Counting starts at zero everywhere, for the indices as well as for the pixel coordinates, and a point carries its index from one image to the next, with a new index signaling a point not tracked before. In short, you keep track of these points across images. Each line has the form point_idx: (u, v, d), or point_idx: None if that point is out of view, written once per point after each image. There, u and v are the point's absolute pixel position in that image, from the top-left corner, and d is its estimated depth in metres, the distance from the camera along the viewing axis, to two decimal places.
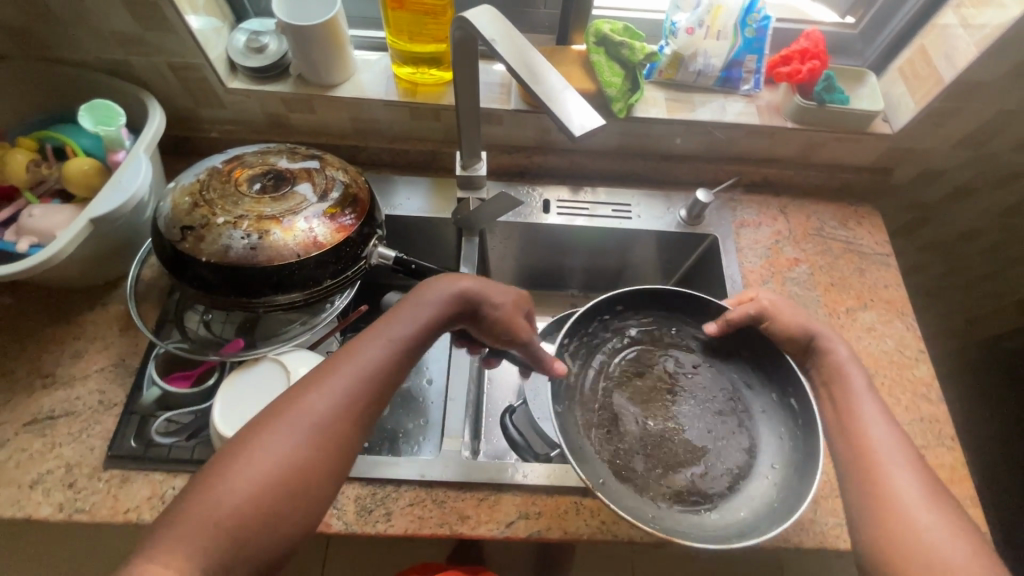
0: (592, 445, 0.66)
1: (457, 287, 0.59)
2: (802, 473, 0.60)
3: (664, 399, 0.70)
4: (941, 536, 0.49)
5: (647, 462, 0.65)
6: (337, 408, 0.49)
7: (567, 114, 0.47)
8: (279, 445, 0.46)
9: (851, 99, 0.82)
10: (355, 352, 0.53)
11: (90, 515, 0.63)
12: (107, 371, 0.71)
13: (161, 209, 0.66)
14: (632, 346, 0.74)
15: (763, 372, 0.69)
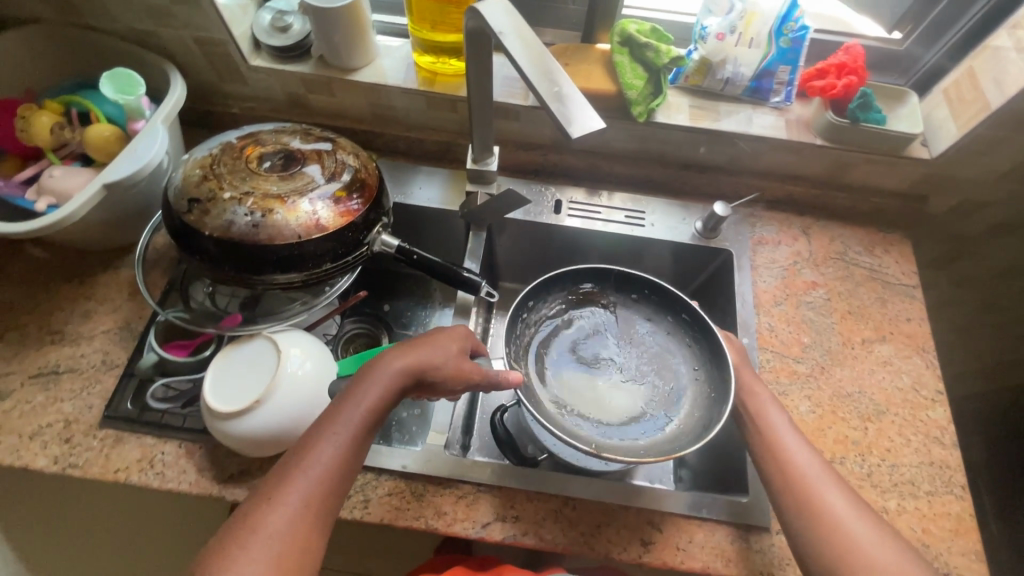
0: (569, 419, 0.68)
1: (417, 354, 0.58)
2: (719, 379, 0.67)
3: (591, 357, 0.74)
4: (875, 544, 0.54)
5: (611, 410, 0.69)
6: (317, 490, 0.50)
7: (569, 115, 0.46)
8: (268, 538, 0.47)
9: (888, 119, 0.77)
10: (328, 427, 0.52)
11: (82, 470, 0.65)
12: (112, 333, 0.74)
13: (173, 180, 0.68)
14: (550, 319, 0.76)
15: (658, 304, 0.75)
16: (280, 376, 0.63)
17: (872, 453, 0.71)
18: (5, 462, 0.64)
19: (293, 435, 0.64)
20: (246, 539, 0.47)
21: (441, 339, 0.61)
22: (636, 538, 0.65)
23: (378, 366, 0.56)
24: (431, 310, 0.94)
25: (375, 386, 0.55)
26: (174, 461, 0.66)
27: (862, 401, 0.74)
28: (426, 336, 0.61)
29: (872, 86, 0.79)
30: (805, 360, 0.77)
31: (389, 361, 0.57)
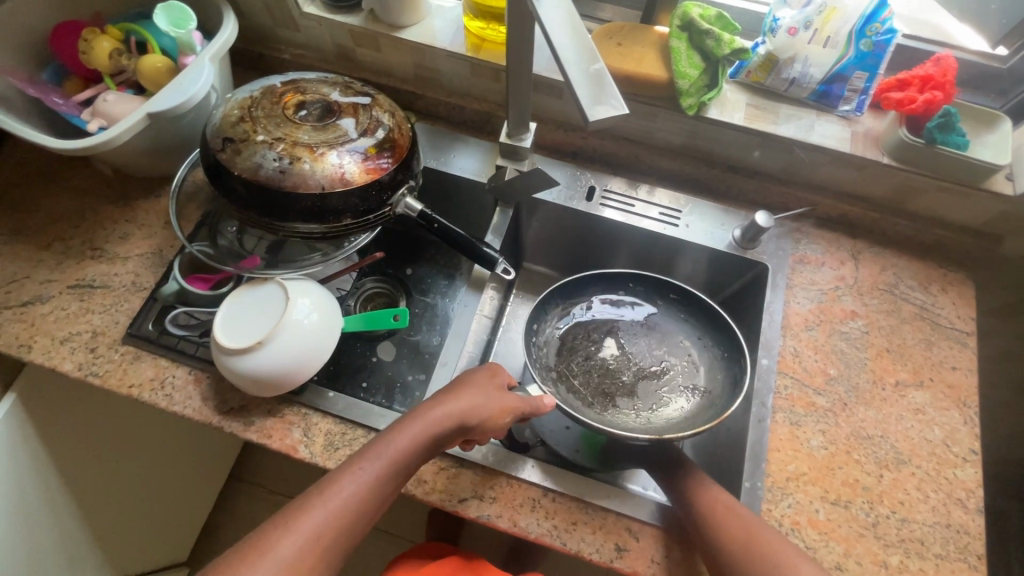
0: (616, 420, 0.70)
1: (457, 403, 0.60)
2: (727, 338, 0.73)
3: (605, 357, 0.77)
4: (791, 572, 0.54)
5: (645, 399, 0.73)
6: (337, 518, 0.51)
7: (600, 96, 0.45)
8: (283, 554, 0.48)
9: (971, 145, 0.69)
10: (359, 460, 0.55)
11: (101, 381, 0.69)
12: (145, 257, 0.78)
13: (213, 117, 0.69)
14: (558, 325, 0.78)
15: (646, 288, 0.79)
16: (286, 322, 0.65)
17: (883, 503, 0.66)
18: (36, 360, 0.70)
19: (292, 383, 0.66)
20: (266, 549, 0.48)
21: (480, 388, 0.63)
22: (611, 542, 0.64)
23: (415, 414, 0.59)
24: (454, 280, 0.93)
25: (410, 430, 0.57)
26: (182, 386, 0.70)
27: (882, 447, 0.69)
28: (461, 382, 0.63)
29: (960, 105, 0.70)
30: (827, 393, 0.71)
31: (426, 410, 0.59)
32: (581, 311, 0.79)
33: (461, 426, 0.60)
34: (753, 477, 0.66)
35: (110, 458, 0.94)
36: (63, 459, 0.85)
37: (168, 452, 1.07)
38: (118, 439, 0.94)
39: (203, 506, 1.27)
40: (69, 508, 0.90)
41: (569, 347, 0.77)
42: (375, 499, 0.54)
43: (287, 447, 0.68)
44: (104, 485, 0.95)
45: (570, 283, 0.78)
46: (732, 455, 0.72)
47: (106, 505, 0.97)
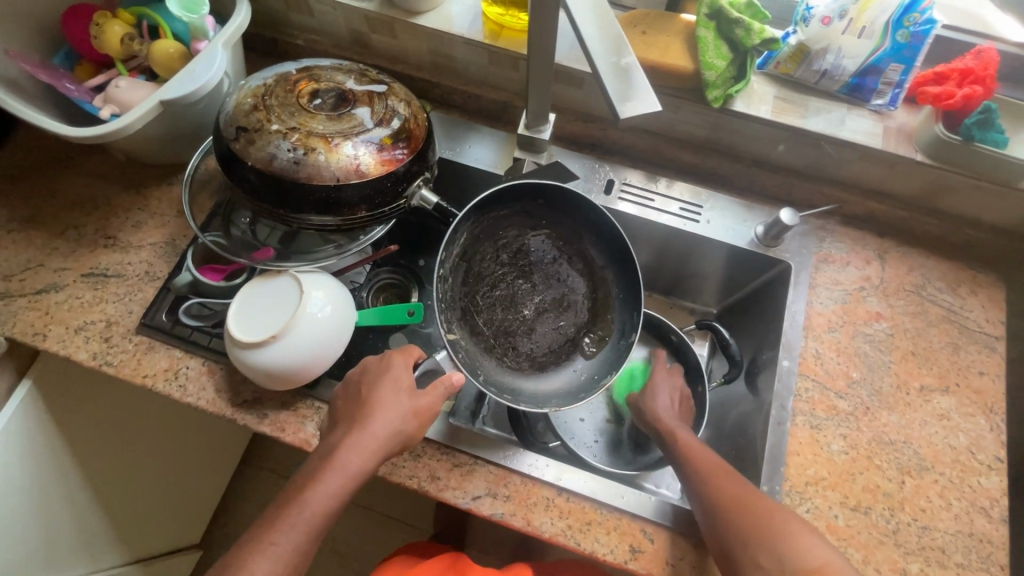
0: (510, 372, 0.70)
1: (375, 432, 0.58)
2: (631, 282, 0.71)
3: (508, 284, 0.74)
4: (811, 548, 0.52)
5: (541, 337, 0.73)
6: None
7: (628, 91, 0.44)
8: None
9: (1011, 142, 0.66)
10: (279, 522, 0.54)
11: (115, 370, 0.69)
12: (158, 247, 0.77)
13: (226, 105, 0.68)
14: (463, 243, 0.71)
15: (560, 206, 0.73)
16: (298, 317, 0.64)
17: (904, 510, 0.64)
18: (51, 349, 0.70)
19: (302, 376, 0.65)
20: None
21: (394, 410, 0.59)
22: (625, 543, 0.63)
23: (329, 466, 0.56)
24: None
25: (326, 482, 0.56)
26: (196, 377, 0.70)
27: (905, 453, 0.67)
28: (372, 401, 0.60)
29: (1001, 100, 0.67)
30: (850, 397, 0.70)
31: (342, 455, 0.57)
32: (493, 227, 0.73)
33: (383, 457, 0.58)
34: (772, 480, 0.65)
35: (124, 446, 0.95)
36: (78, 445, 0.86)
37: (182, 439, 1.08)
38: (132, 426, 0.95)
39: (216, 489, 1.28)
40: (85, 492, 0.91)
41: (475, 271, 0.73)
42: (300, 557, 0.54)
43: (300, 441, 0.67)
44: (119, 472, 0.96)
45: (484, 200, 0.69)
46: (749, 456, 0.71)
47: (120, 491, 0.98)
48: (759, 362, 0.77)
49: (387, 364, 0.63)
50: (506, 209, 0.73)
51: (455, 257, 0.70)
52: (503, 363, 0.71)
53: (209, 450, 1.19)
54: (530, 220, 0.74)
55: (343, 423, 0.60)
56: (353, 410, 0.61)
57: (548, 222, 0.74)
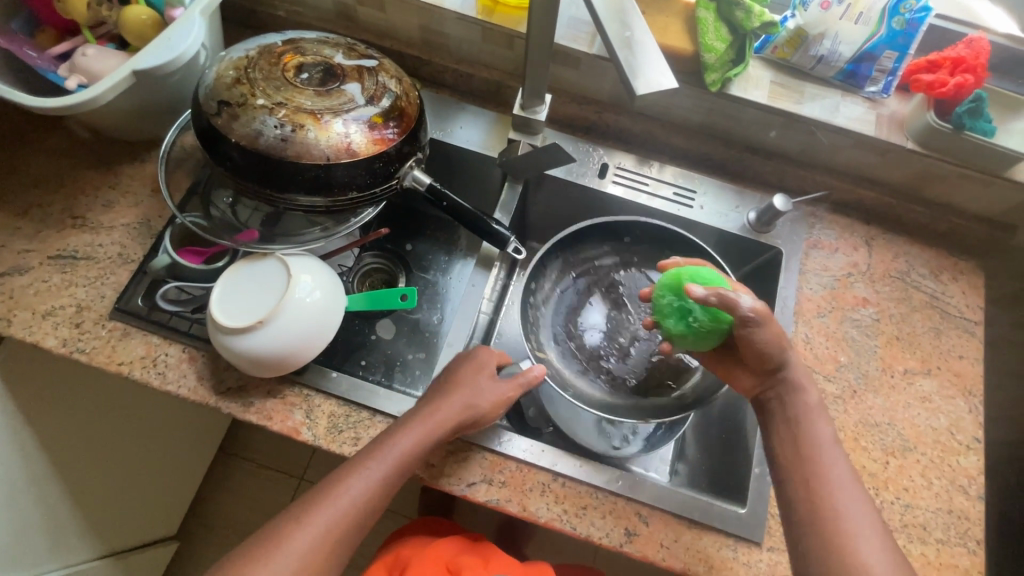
0: (602, 388, 0.79)
1: (453, 404, 0.59)
2: None
3: (605, 315, 0.83)
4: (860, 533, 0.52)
5: (637, 361, 0.80)
6: (327, 532, 0.52)
7: (637, 67, 0.45)
8: (292, 552, 0.51)
9: (997, 131, 0.68)
10: (356, 468, 0.55)
11: (88, 358, 0.66)
12: (132, 228, 0.73)
13: (206, 78, 0.64)
14: (555, 282, 0.83)
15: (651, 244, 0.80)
16: (287, 301, 0.61)
17: (888, 489, 0.66)
18: (16, 335, 0.65)
19: (293, 362, 0.63)
20: (269, 553, 0.51)
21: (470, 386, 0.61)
22: (620, 526, 0.63)
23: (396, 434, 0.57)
24: (453, 257, 0.91)
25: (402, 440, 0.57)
26: (176, 364, 0.67)
27: (889, 434, 0.69)
28: (455, 378, 0.62)
29: (988, 90, 0.68)
30: (837, 380, 0.71)
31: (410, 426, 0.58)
32: (587, 265, 0.84)
33: (456, 429, 0.59)
34: (763, 463, 0.67)
35: (96, 437, 0.90)
36: (46, 436, 0.81)
37: (159, 429, 1.04)
38: (105, 417, 0.90)
39: (192, 480, 1.24)
40: (55, 486, 0.87)
41: (564, 299, 0.84)
42: (368, 509, 0.55)
43: (289, 430, 0.65)
44: (92, 463, 0.92)
45: (567, 240, 0.80)
46: (739, 440, 0.74)
47: (93, 483, 0.94)
48: None
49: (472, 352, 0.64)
50: (599, 249, 0.83)
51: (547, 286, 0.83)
52: (596, 381, 0.79)
53: (187, 440, 1.15)
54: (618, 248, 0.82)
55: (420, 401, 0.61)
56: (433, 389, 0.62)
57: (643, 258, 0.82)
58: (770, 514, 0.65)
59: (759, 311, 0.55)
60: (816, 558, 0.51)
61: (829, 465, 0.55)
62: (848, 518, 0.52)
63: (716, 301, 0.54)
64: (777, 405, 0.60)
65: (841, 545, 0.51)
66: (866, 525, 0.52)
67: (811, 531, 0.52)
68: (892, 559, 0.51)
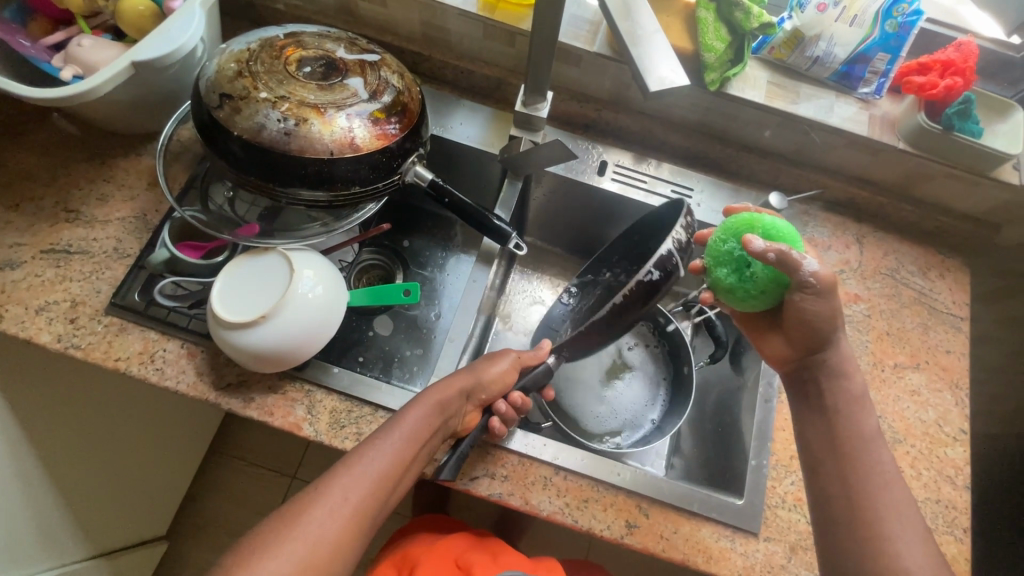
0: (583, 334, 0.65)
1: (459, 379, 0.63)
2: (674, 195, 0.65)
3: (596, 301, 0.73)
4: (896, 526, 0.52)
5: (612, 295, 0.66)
6: (344, 503, 0.51)
7: (648, 64, 0.49)
8: (313, 521, 0.49)
9: (984, 133, 0.70)
10: (372, 440, 0.56)
11: (84, 354, 0.65)
12: (128, 222, 0.72)
13: (206, 70, 0.63)
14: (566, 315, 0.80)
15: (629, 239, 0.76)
16: (291, 294, 0.61)
17: None
18: (9, 331, 0.64)
19: (296, 356, 0.63)
20: (288, 523, 0.49)
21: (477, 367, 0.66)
22: (621, 518, 0.64)
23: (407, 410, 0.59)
24: (450, 252, 0.92)
25: (414, 411, 0.59)
26: (174, 360, 0.66)
27: (880, 426, 0.71)
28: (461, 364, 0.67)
29: (976, 92, 0.71)
30: None
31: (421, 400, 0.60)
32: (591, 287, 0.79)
33: (461, 396, 0.63)
34: (760, 456, 0.68)
35: (88, 434, 0.89)
36: (37, 434, 0.80)
37: (155, 424, 1.03)
38: (97, 415, 0.89)
39: (184, 479, 1.23)
40: (45, 485, 0.85)
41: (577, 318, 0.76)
42: (386, 480, 0.55)
43: (290, 425, 0.65)
44: (85, 460, 0.90)
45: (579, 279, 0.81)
46: (732, 431, 0.75)
47: (87, 479, 0.93)
48: (743, 343, 0.79)
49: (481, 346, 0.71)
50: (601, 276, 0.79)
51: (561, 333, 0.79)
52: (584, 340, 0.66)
53: (181, 436, 1.15)
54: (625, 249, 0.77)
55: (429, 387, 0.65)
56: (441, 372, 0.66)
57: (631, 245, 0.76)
58: (767, 505, 0.66)
59: (822, 279, 0.54)
60: (851, 541, 0.53)
61: (873, 457, 0.56)
62: (883, 508, 0.53)
63: (775, 259, 0.53)
64: (817, 394, 0.61)
65: (875, 529, 0.52)
66: (905, 513, 0.53)
67: (850, 520, 0.53)
68: (923, 543, 0.51)
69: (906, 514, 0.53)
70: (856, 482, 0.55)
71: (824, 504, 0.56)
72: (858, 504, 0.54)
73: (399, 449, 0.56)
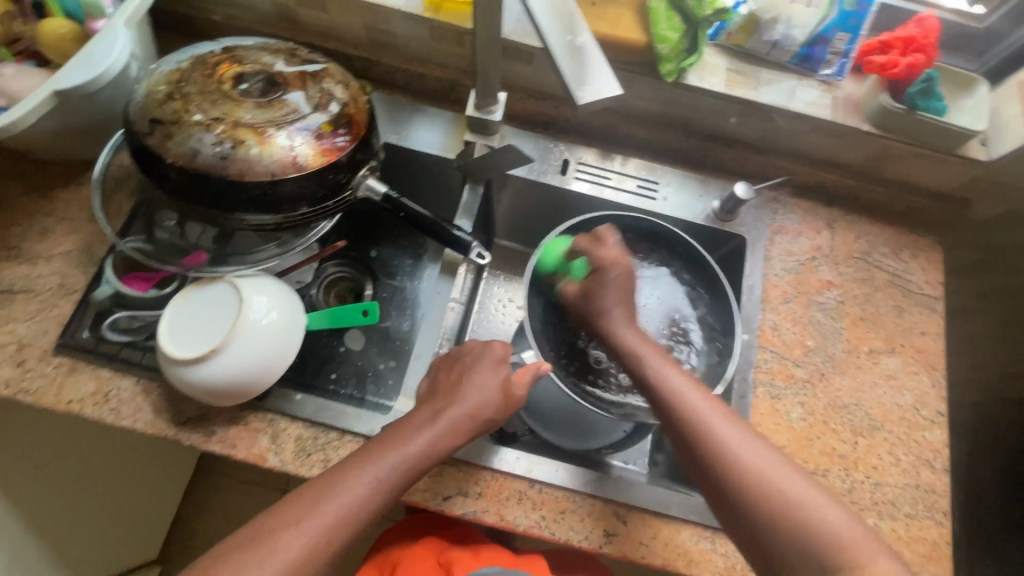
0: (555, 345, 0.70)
1: (461, 407, 0.59)
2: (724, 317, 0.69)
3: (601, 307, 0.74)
4: (801, 491, 0.51)
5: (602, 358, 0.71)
6: (302, 552, 0.50)
7: (584, 75, 0.43)
8: (284, 558, 0.49)
9: (948, 109, 0.68)
10: (349, 477, 0.53)
11: (34, 398, 0.62)
12: (72, 256, 0.69)
13: (136, 94, 0.60)
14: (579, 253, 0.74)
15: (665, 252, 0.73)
16: (241, 326, 0.59)
17: (858, 469, 0.67)
18: None
19: (250, 392, 0.60)
20: (258, 559, 0.49)
21: (479, 384, 0.61)
22: (599, 528, 0.63)
23: (392, 447, 0.55)
24: (420, 261, 0.89)
25: (411, 449, 0.56)
26: (130, 398, 0.63)
27: (857, 415, 0.70)
28: (463, 384, 0.61)
29: (939, 68, 0.69)
30: (806, 364, 0.72)
31: (406, 442, 0.56)
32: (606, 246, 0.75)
33: (463, 429, 0.59)
34: None
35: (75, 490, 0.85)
36: (26, 502, 0.76)
37: (146, 462, 1.02)
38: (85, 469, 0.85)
39: (169, 506, 1.20)
40: (35, 547, 0.82)
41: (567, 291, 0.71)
42: (357, 523, 0.53)
43: (254, 457, 0.63)
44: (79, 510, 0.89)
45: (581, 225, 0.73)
46: None
47: (82, 528, 0.91)
48: None
49: (488, 353, 0.63)
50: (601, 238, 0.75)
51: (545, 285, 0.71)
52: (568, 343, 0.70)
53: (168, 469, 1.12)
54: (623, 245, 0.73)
55: (426, 406, 0.60)
56: (441, 389, 0.61)
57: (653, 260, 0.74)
58: None
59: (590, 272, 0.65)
60: (759, 523, 0.51)
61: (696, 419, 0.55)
62: (786, 489, 0.51)
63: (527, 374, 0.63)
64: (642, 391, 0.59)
65: (768, 511, 0.51)
66: (760, 453, 0.53)
67: (737, 499, 0.52)
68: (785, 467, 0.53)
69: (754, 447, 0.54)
70: (699, 445, 0.54)
71: (735, 521, 0.52)
72: (721, 468, 0.53)
73: (367, 490, 0.53)
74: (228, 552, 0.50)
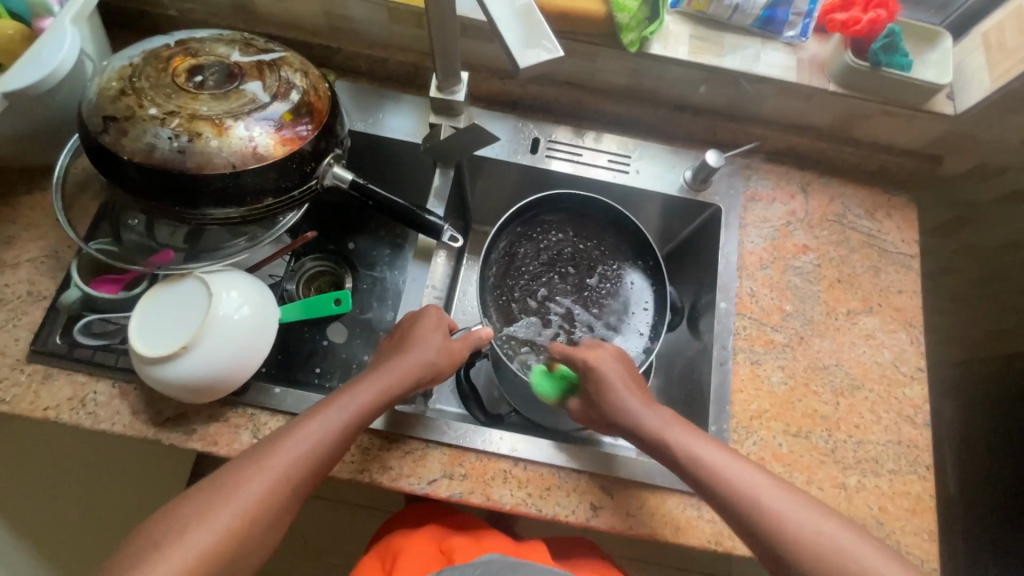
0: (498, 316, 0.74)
1: (408, 355, 0.60)
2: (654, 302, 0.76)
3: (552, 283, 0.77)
4: (836, 531, 0.51)
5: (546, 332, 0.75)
6: (270, 489, 0.50)
7: (525, 38, 0.41)
8: (248, 494, 0.49)
9: (913, 64, 0.68)
10: (317, 415, 0.54)
11: (9, 407, 0.62)
12: (39, 263, 0.68)
13: (88, 92, 0.59)
14: (535, 233, 0.78)
15: (617, 234, 0.78)
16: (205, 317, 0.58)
17: (840, 429, 0.68)
18: None
19: (223, 388, 0.60)
20: (224, 498, 0.49)
21: (427, 332, 0.62)
22: (586, 501, 0.64)
23: (348, 393, 0.56)
24: (399, 250, 0.88)
25: (363, 392, 0.56)
26: (107, 401, 0.63)
27: (837, 375, 0.70)
28: (412, 336, 0.62)
29: (902, 23, 0.69)
30: (784, 329, 0.72)
31: (362, 388, 0.57)
32: (557, 228, 0.79)
33: (418, 382, 0.60)
34: (719, 421, 0.67)
35: (69, 503, 0.84)
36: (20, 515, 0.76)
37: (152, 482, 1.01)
38: (77, 481, 0.85)
39: None
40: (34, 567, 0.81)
41: (519, 267, 0.77)
42: (325, 458, 0.53)
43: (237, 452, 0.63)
44: (84, 517, 0.88)
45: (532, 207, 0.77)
46: (697, 399, 0.73)
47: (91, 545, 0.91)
48: (699, 307, 0.77)
49: (423, 312, 0.65)
50: (557, 216, 0.79)
51: (499, 259, 0.76)
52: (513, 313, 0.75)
53: None
54: (578, 231, 0.79)
55: (383, 354, 0.62)
56: (394, 341, 0.63)
57: (601, 241, 0.78)
58: None
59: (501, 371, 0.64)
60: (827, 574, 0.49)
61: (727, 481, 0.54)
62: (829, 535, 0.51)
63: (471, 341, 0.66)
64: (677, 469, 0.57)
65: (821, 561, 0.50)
66: (787, 498, 0.53)
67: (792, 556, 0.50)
68: (803, 502, 0.53)
69: (789, 493, 0.53)
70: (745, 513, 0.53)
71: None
72: (758, 527, 0.52)
73: (329, 430, 0.54)
74: (190, 495, 0.50)
